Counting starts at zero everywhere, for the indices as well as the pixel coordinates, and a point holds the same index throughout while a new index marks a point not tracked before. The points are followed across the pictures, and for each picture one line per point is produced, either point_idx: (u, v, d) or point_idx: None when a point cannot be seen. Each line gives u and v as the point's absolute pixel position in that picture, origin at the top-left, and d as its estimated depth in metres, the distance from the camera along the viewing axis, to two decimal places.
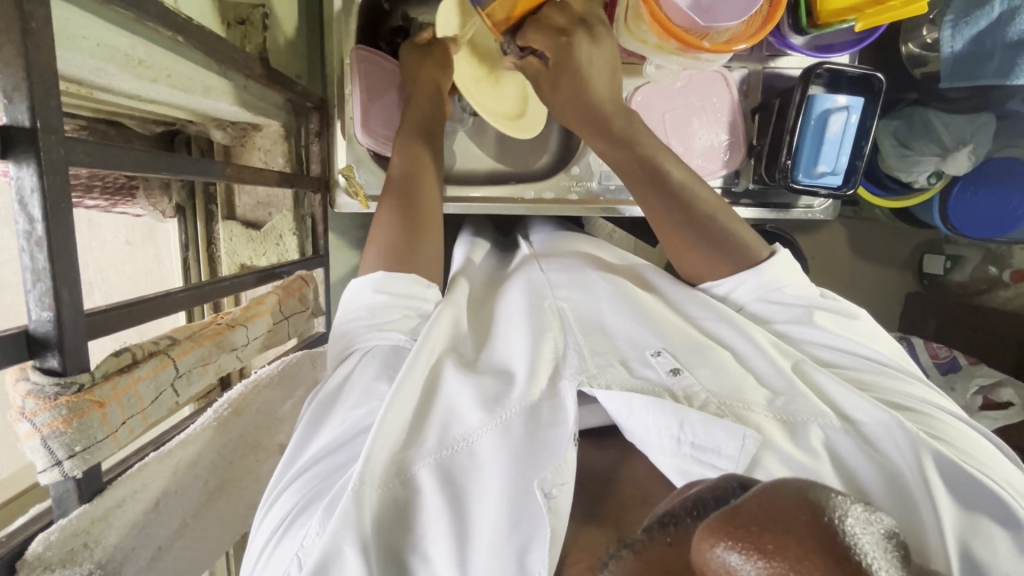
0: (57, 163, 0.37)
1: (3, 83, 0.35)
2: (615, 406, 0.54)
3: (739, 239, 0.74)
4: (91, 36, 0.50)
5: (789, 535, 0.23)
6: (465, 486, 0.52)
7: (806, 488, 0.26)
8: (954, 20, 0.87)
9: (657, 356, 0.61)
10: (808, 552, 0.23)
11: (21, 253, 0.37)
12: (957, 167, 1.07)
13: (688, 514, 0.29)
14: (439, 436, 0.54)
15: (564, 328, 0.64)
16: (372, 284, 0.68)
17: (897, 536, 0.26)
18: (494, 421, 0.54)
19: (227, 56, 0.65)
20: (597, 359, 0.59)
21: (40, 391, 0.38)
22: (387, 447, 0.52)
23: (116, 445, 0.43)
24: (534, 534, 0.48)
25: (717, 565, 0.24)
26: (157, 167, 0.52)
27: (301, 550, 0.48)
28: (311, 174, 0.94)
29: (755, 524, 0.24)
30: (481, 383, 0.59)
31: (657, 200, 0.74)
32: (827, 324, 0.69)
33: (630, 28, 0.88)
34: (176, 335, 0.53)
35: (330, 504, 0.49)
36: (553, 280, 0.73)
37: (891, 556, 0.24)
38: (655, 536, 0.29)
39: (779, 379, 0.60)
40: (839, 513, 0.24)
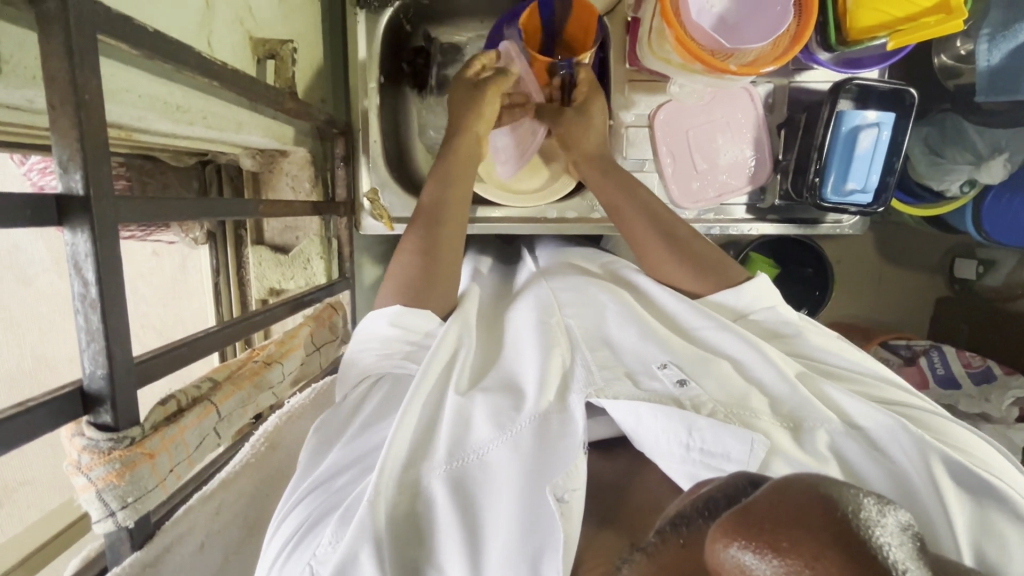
0: (107, 225, 0.39)
1: (60, 154, 0.37)
2: (623, 415, 0.54)
3: (710, 260, 0.76)
4: (134, 88, 0.52)
5: (805, 531, 0.23)
6: (476, 496, 0.51)
7: (817, 484, 0.25)
8: (991, 33, 0.85)
9: (664, 368, 0.60)
10: (825, 547, 0.22)
11: (75, 314, 0.39)
12: (992, 176, 1.03)
13: (699, 514, 0.30)
14: (450, 444, 0.54)
15: (573, 346, 0.64)
16: (386, 317, 0.67)
17: (911, 527, 0.25)
18: (505, 435, 0.54)
19: (260, 95, 0.66)
20: (605, 372, 0.59)
21: (95, 446, 0.39)
22: (397, 462, 0.52)
23: (164, 492, 0.45)
24: (547, 540, 0.47)
25: (731, 564, 0.23)
26: (196, 211, 0.53)
27: (313, 561, 0.48)
28: (337, 198, 0.97)
29: (769, 522, 0.23)
30: (493, 399, 0.58)
31: (656, 240, 0.78)
32: (819, 341, 0.69)
33: (654, 48, 0.88)
34: (216, 378, 0.54)
35: (344, 516, 0.49)
36: (560, 299, 0.73)
37: (906, 543, 0.24)
38: (667, 537, 0.30)
39: (782, 386, 0.59)
40: (852, 506, 0.24)
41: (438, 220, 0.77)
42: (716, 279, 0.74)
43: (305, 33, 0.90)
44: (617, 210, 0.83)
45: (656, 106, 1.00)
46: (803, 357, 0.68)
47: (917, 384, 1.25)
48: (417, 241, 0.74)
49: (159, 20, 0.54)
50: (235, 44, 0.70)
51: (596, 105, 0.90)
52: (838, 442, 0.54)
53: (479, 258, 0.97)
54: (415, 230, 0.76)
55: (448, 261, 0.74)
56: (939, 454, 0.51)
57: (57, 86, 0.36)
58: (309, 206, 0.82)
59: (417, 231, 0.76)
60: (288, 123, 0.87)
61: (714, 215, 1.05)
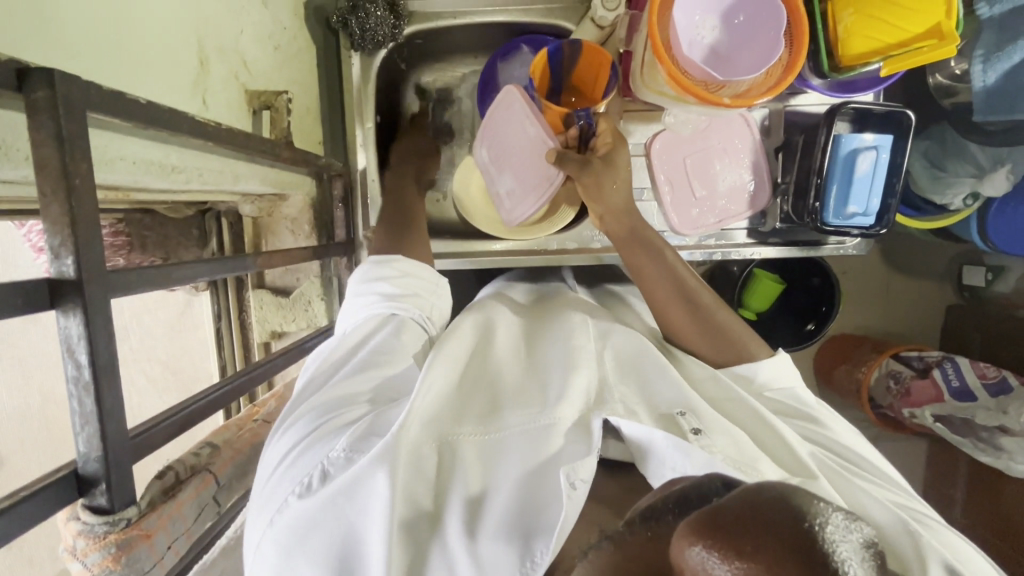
0: (100, 306, 0.38)
1: (51, 240, 0.37)
2: (638, 434, 0.55)
3: (731, 332, 0.73)
4: (128, 155, 0.52)
5: (761, 536, 0.27)
6: (491, 462, 0.53)
7: (780, 492, 0.29)
8: (985, 54, 0.84)
9: (683, 416, 0.57)
10: (780, 555, 0.26)
11: (70, 398, 0.38)
12: (996, 188, 1.03)
13: (669, 511, 0.34)
14: (479, 416, 0.57)
15: (600, 373, 0.63)
16: (387, 263, 0.72)
17: (875, 543, 0.28)
18: (530, 416, 0.56)
19: (256, 148, 0.67)
20: (627, 406, 0.58)
21: (90, 531, 0.38)
22: (426, 405, 0.54)
23: (162, 570, 0.44)
24: (542, 522, 0.48)
25: (694, 560, 0.28)
26: (194, 273, 0.53)
27: (325, 463, 0.50)
28: (337, 239, 0.97)
29: (733, 526, 0.27)
30: (521, 388, 0.61)
31: (678, 305, 0.74)
32: (835, 428, 0.68)
33: (647, 81, 0.88)
34: (215, 443, 0.54)
35: (365, 440, 0.51)
36: (595, 326, 0.72)
37: (865, 558, 0.27)
38: (637, 529, 0.35)
39: (794, 461, 0.58)
40: (815, 518, 0.27)
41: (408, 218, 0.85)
42: (730, 352, 0.73)
43: (300, 79, 0.91)
44: (640, 271, 0.78)
45: (652, 135, 1.00)
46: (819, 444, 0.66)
47: (931, 398, 1.22)
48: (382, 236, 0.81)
49: (154, 86, 0.55)
50: (231, 100, 0.70)
51: (620, 153, 0.82)
52: None
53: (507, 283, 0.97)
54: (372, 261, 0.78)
55: (418, 239, 0.81)
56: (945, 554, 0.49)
57: (48, 173, 0.36)
58: (308, 252, 0.82)
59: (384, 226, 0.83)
60: (287, 169, 0.88)
61: (714, 241, 1.06)
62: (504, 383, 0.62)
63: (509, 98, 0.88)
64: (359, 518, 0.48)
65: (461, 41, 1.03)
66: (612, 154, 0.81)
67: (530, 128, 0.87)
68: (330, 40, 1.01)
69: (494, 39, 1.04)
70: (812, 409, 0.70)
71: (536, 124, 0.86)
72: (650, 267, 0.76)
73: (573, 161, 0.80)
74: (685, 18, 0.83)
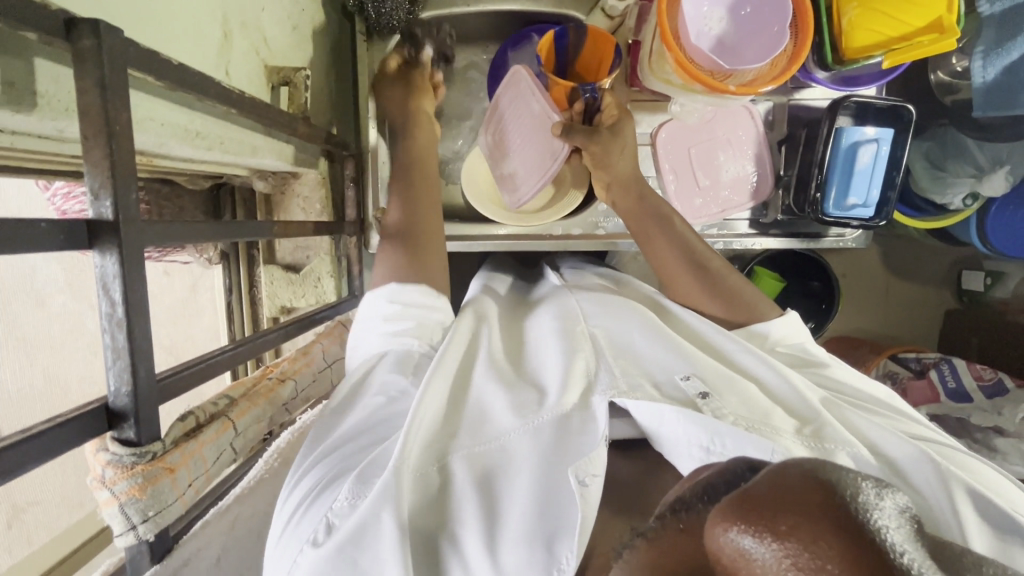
0: (134, 248, 0.41)
1: (91, 182, 0.39)
2: (646, 415, 0.56)
3: (741, 295, 0.76)
4: (157, 117, 0.54)
5: (802, 516, 0.23)
6: (498, 478, 0.53)
7: (817, 471, 0.25)
8: (985, 51, 0.87)
9: (687, 380, 0.60)
10: (823, 531, 0.22)
11: (102, 333, 0.40)
12: (993, 188, 1.04)
13: (698, 500, 0.29)
14: (472, 432, 0.56)
15: (597, 352, 0.64)
16: (385, 296, 0.70)
17: (911, 511, 0.25)
18: (527, 425, 0.55)
19: (275, 120, 0.69)
20: (628, 378, 0.60)
21: (119, 461, 0.41)
22: (421, 436, 0.54)
23: (183, 507, 0.46)
24: (563, 525, 0.49)
25: (731, 549, 0.24)
26: (215, 233, 0.56)
27: (329, 515, 0.49)
28: (347, 218, 0.99)
29: (767, 508, 0.24)
30: (515, 393, 0.60)
31: (687, 274, 0.78)
32: (845, 371, 0.70)
33: (655, 69, 0.90)
34: (232, 395, 0.56)
35: (364, 476, 0.50)
36: (586, 310, 0.73)
37: (907, 526, 0.23)
38: (666, 522, 0.29)
39: (807, 409, 0.59)
40: (851, 490, 0.24)
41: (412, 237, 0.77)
42: (744, 311, 0.76)
43: (316, 60, 0.93)
44: (647, 239, 0.82)
45: (657, 125, 1.02)
46: (831, 388, 0.68)
47: (927, 398, 1.25)
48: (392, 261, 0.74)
49: (181, 51, 0.57)
50: (251, 73, 0.73)
51: (626, 125, 0.87)
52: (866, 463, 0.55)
53: (494, 272, 0.97)
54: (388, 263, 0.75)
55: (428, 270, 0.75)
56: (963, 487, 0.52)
57: (91, 119, 0.38)
58: (320, 227, 0.84)
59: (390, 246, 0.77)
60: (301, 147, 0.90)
61: (717, 231, 1.07)
62: (500, 387, 0.61)
63: (515, 77, 0.90)
64: (373, 565, 0.47)
65: (474, 29, 1.06)
66: (617, 126, 0.87)
67: (536, 105, 0.90)
68: (345, 24, 1.03)
69: (506, 27, 1.06)
70: (822, 359, 0.72)
71: (543, 100, 0.89)
72: (659, 237, 0.81)
73: (579, 132, 0.86)
74: (693, 8, 0.84)
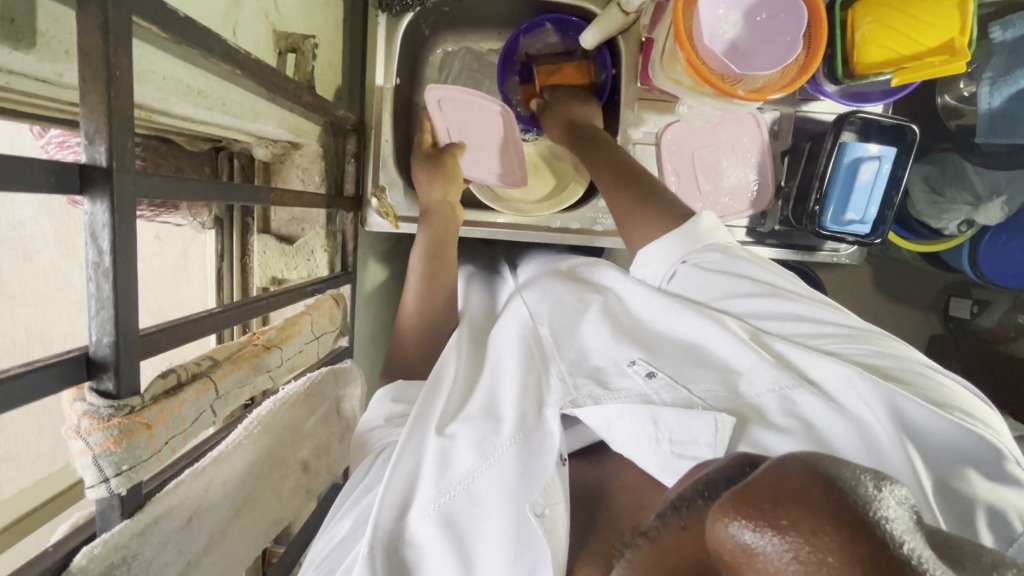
0: (126, 198, 0.40)
1: (86, 127, 0.38)
2: (596, 420, 0.56)
3: (667, 199, 0.78)
4: (159, 70, 0.53)
5: (807, 514, 0.24)
6: (467, 529, 0.54)
7: (816, 466, 0.27)
8: (993, 77, 0.87)
9: (633, 365, 0.60)
10: (823, 525, 0.24)
11: (87, 281, 0.40)
12: (989, 217, 1.06)
13: (699, 497, 0.32)
14: (435, 484, 0.56)
15: (547, 359, 0.65)
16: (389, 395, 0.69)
17: (909, 503, 0.27)
18: (486, 464, 0.55)
19: (279, 85, 0.68)
20: (575, 380, 0.60)
21: (95, 412, 0.40)
22: (388, 513, 0.56)
23: (158, 463, 0.46)
24: (534, 560, 0.50)
25: (731, 542, 0.26)
26: (210, 194, 0.55)
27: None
28: (346, 193, 0.98)
29: (770, 505, 0.26)
30: (471, 423, 0.60)
31: (633, 203, 0.79)
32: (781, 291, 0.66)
33: (665, 69, 0.89)
34: (216, 357, 0.56)
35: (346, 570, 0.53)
36: (539, 314, 0.73)
37: (906, 520, 0.25)
38: (668, 520, 0.32)
39: (743, 357, 0.58)
40: (853, 487, 0.25)
41: (436, 225, 0.87)
42: (673, 215, 0.76)
43: (325, 30, 0.92)
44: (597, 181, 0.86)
45: (664, 126, 1.01)
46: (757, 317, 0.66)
47: None
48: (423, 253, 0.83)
49: (189, 5, 0.56)
50: (259, 37, 0.72)
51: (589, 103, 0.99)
52: (800, 401, 0.53)
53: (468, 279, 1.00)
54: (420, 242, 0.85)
55: (449, 254, 0.84)
56: (899, 401, 0.49)
57: (91, 63, 0.37)
58: (318, 199, 0.83)
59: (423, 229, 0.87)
60: (304, 116, 0.89)
61: None
62: (457, 425, 0.61)
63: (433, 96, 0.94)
64: None
65: (487, 14, 1.05)
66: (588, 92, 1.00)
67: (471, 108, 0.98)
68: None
69: (519, 14, 1.05)
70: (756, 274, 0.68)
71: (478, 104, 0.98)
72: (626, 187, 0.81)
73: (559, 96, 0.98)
74: (709, 10, 0.84)
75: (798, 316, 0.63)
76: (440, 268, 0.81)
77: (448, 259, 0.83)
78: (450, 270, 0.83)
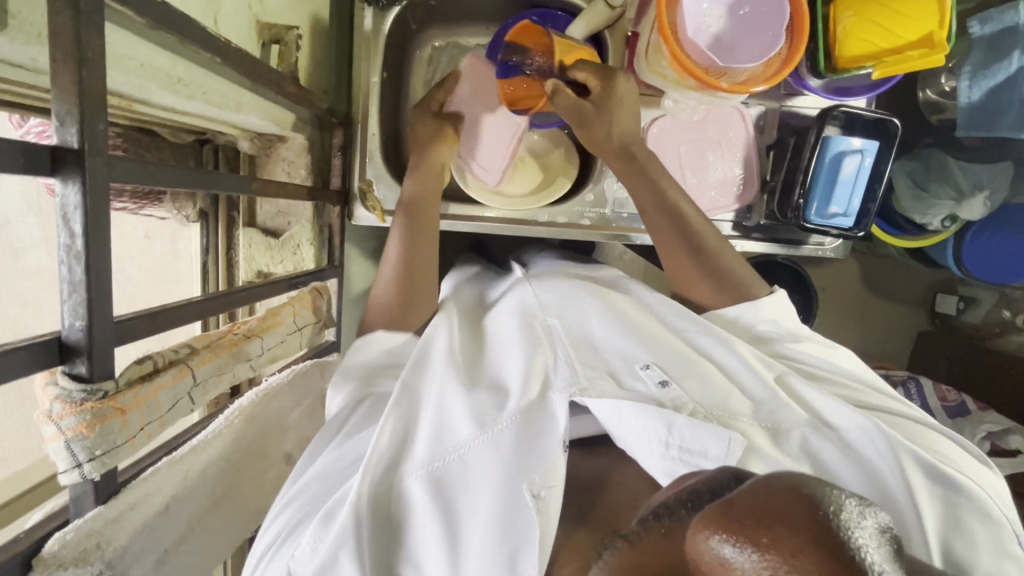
0: (99, 181, 0.40)
1: (58, 107, 0.38)
2: (606, 413, 0.54)
3: (733, 274, 0.75)
4: (136, 57, 0.53)
5: (785, 527, 0.25)
6: (457, 497, 0.51)
7: (798, 486, 0.27)
8: (972, 72, 0.88)
9: (647, 369, 0.59)
10: (805, 545, 0.24)
11: (59, 264, 0.39)
12: (972, 212, 1.07)
13: (683, 505, 0.31)
14: (431, 446, 0.54)
15: (553, 342, 0.63)
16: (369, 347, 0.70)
17: (891, 530, 0.27)
18: (484, 433, 0.53)
19: (262, 76, 0.67)
20: (587, 371, 0.58)
21: (68, 396, 0.40)
22: (378, 465, 0.54)
23: (134, 449, 0.46)
24: (523, 539, 0.48)
25: (711, 556, 0.26)
26: (191, 182, 0.55)
27: (292, 562, 0.50)
28: (332, 187, 0.98)
29: (752, 518, 0.26)
30: (474, 396, 0.57)
31: (690, 263, 0.77)
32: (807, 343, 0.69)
33: (650, 64, 0.90)
34: (195, 345, 0.55)
35: (324, 518, 0.51)
36: (542, 301, 0.70)
37: (884, 545, 0.25)
38: (650, 526, 0.31)
39: (763, 391, 0.60)
40: (834, 506, 0.25)
41: (416, 212, 0.83)
42: (731, 287, 0.75)
43: (311, 22, 0.91)
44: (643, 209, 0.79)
45: (650, 120, 1.01)
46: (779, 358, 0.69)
47: None
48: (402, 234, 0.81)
49: None
50: (242, 27, 0.72)
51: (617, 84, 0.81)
52: (816, 444, 0.55)
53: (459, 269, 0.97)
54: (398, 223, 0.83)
55: (429, 249, 0.81)
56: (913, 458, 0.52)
57: (61, 42, 0.37)
58: (303, 190, 0.83)
59: (400, 216, 0.83)
60: (290, 109, 0.89)
61: None
62: (458, 395, 0.58)
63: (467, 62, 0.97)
64: None
65: (475, 8, 1.05)
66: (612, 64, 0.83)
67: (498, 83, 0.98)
68: None
69: (506, 8, 1.05)
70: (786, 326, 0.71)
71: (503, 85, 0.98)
72: (677, 243, 0.77)
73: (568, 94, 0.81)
74: (693, 4, 0.84)
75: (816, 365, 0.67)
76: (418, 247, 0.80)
77: (427, 238, 0.82)
78: (427, 251, 0.81)
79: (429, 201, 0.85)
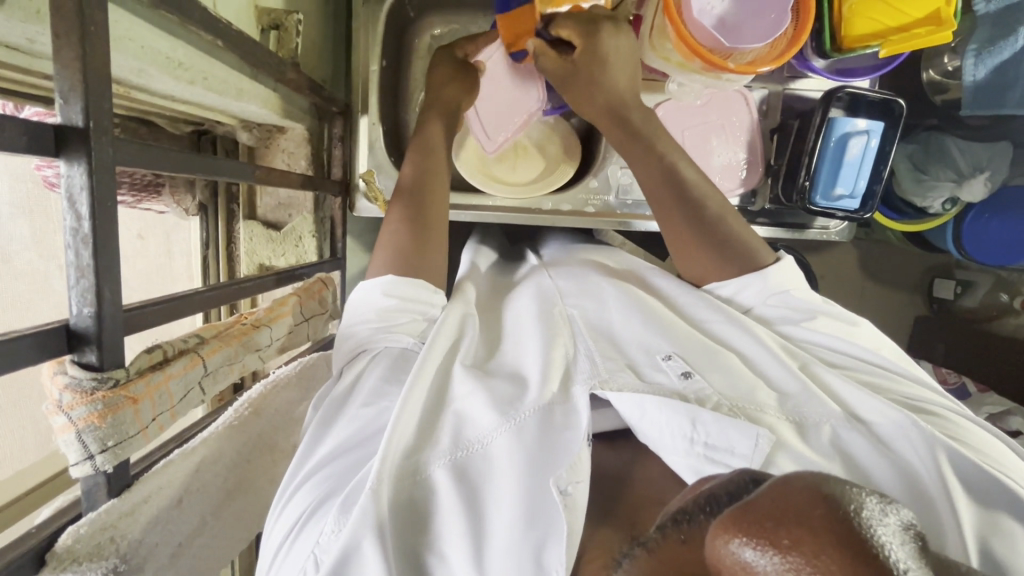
0: (105, 163, 0.38)
1: (61, 83, 0.36)
2: (627, 409, 0.54)
3: (739, 242, 0.73)
4: (136, 38, 0.51)
5: (805, 529, 0.24)
6: (482, 487, 0.50)
7: (819, 483, 0.26)
8: (977, 49, 0.88)
9: (668, 360, 0.60)
10: (823, 546, 0.23)
11: (66, 249, 0.38)
12: (973, 193, 1.07)
13: (700, 510, 0.30)
14: (453, 436, 0.53)
15: (575, 335, 0.64)
16: (380, 288, 0.67)
17: (913, 527, 0.26)
18: (508, 423, 0.52)
19: (263, 61, 0.66)
20: (608, 364, 0.59)
21: (78, 384, 0.39)
22: (401, 447, 0.51)
23: (146, 441, 0.44)
24: (551, 531, 0.47)
25: (731, 560, 0.25)
26: (194, 167, 0.53)
27: (316, 549, 0.47)
28: (333, 177, 0.96)
29: (769, 521, 0.25)
30: (493, 388, 0.57)
31: (695, 241, 0.74)
32: (830, 329, 0.68)
33: (654, 44, 0.89)
34: (204, 334, 0.54)
35: (346, 502, 0.48)
36: (563, 288, 0.73)
37: (907, 542, 0.25)
38: (668, 533, 0.31)
39: (791, 382, 0.60)
40: (853, 505, 0.25)
41: (421, 198, 0.76)
42: (736, 258, 0.73)
43: (309, 8, 0.90)
44: (647, 182, 0.77)
45: (654, 105, 1.00)
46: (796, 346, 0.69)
47: None
48: (403, 214, 0.74)
49: None
50: (240, 11, 0.70)
51: (604, 42, 0.75)
52: (847, 438, 0.55)
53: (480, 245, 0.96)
54: (398, 205, 0.76)
55: (437, 230, 0.75)
56: (948, 452, 0.52)
57: (63, 15, 0.35)
58: (305, 180, 0.81)
59: (400, 204, 0.76)
60: (290, 98, 0.87)
61: None
62: (479, 389, 0.57)
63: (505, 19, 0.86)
64: None
65: None
66: (597, 17, 0.76)
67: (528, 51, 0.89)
68: None
69: None
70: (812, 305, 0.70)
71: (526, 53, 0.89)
72: (682, 223, 0.74)
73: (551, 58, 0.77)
74: None
75: (841, 352, 0.67)
76: (428, 218, 0.75)
77: (435, 213, 0.76)
78: (437, 224, 0.75)
79: (437, 172, 0.80)
